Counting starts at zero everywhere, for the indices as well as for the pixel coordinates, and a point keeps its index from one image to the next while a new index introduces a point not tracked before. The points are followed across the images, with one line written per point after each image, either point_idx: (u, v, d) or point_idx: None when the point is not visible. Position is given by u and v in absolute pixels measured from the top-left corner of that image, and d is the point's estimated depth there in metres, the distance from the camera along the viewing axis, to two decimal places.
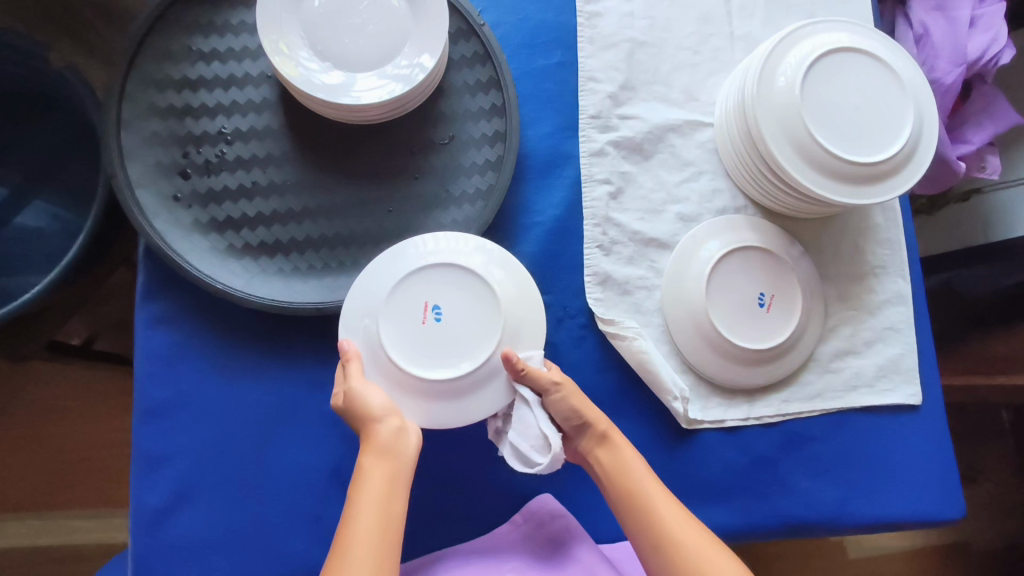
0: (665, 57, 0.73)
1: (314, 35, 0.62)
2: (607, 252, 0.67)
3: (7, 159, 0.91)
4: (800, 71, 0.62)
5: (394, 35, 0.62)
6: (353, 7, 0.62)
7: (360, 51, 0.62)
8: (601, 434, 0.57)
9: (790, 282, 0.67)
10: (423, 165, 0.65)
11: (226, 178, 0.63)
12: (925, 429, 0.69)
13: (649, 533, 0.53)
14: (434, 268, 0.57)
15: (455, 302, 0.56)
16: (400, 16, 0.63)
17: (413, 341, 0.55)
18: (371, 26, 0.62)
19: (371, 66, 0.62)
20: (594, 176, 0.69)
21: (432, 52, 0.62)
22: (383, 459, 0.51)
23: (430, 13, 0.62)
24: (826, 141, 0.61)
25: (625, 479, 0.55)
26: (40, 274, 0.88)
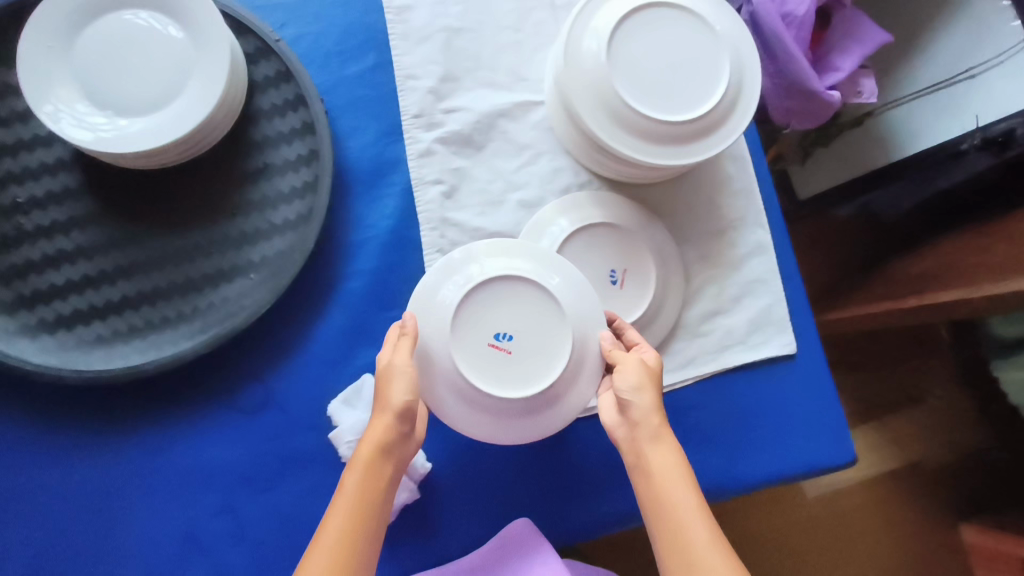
0: (486, 40, 0.69)
1: (86, 80, 0.58)
2: (448, 255, 0.65)
3: None
4: (606, 32, 0.59)
5: (176, 70, 0.59)
6: (127, 47, 0.59)
7: (140, 90, 0.58)
8: (639, 439, 0.53)
9: (641, 255, 0.65)
10: (236, 200, 0.62)
11: (27, 250, 0.59)
12: (802, 376, 0.68)
13: (666, 529, 0.50)
14: (468, 302, 0.56)
15: (510, 320, 0.56)
16: (180, 49, 0.59)
17: (515, 373, 0.56)
18: (150, 63, 0.59)
19: (156, 103, 0.59)
20: (425, 178, 0.66)
21: (218, 82, 0.59)
22: (382, 457, 0.51)
23: (208, 39, 0.59)
24: (640, 103, 0.58)
25: (664, 485, 0.51)
26: None
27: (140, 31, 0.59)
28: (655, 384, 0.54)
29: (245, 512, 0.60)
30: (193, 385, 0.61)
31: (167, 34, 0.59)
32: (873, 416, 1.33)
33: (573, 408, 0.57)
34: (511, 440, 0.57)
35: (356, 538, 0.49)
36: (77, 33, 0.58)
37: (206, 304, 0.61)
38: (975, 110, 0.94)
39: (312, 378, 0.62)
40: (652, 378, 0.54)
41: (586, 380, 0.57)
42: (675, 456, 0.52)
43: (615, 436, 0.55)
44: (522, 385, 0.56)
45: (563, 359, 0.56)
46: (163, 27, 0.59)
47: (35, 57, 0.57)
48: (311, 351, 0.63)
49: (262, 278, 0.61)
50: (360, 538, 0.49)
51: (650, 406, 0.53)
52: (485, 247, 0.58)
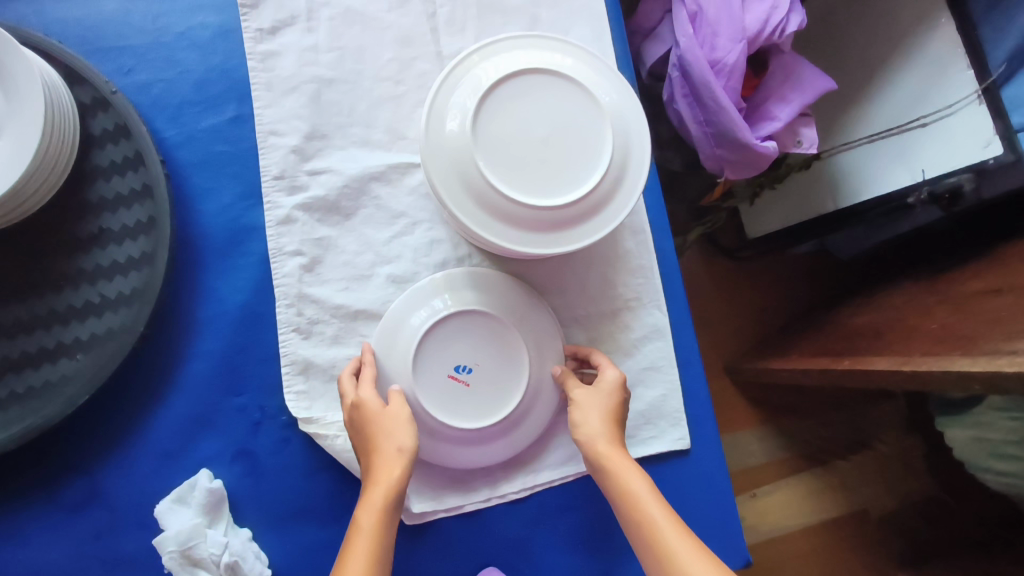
0: (361, 93, 0.63)
1: None
2: (306, 335, 0.58)
3: None
4: (472, 105, 0.53)
5: None
6: None
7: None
8: (599, 464, 0.53)
9: (515, 343, 0.58)
10: (59, 271, 0.55)
11: None
12: (697, 475, 0.62)
13: (650, 552, 0.48)
14: (427, 336, 0.56)
15: (470, 352, 0.57)
16: None
17: (473, 406, 0.56)
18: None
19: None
20: (284, 249, 0.59)
21: (28, 141, 0.51)
22: (394, 502, 0.50)
23: (22, 93, 0.52)
24: (509, 185, 0.52)
25: (632, 507, 0.50)
26: None
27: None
28: (615, 417, 0.55)
29: None
30: (5, 481, 0.53)
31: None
32: (813, 461, 1.22)
33: (534, 431, 0.59)
34: (476, 464, 0.58)
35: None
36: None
37: (16, 392, 0.53)
38: (920, 163, 0.85)
39: (143, 473, 0.55)
40: (613, 410, 0.56)
41: (548, 407, 0.59)
42: (637, 474, 0.52)
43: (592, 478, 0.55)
44: (482, 416, 0.56)
45: (522, 387, 0.57)
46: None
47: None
48: (141, 445, 0.55)
49: (86, 362, 0.54)
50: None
51: (601, 432, 0.54)
52: (445, 282, 0.59)
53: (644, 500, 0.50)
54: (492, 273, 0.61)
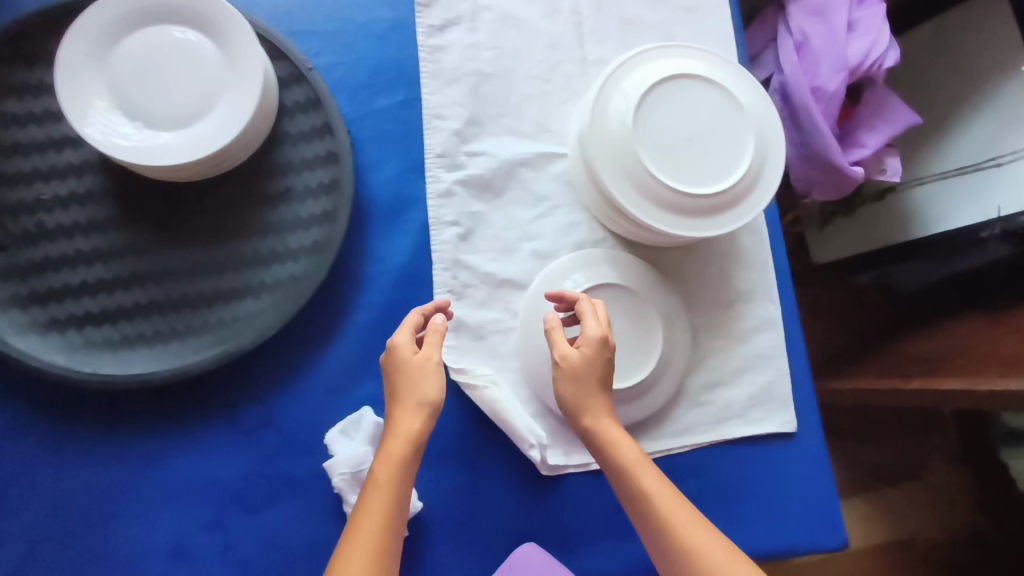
0: (515, 88, 0.70)
1: (119, 92, 0.58)
2: (459, 297, 0.65)
3: None
4: (636, 100, 0.59)
5: (209, 86, 0.59)
6: (162, 62, 0.59)
7: (172, 105, 0.59)
8: (593, 436, 0.55)
9: (649, 318, 0.64)
10: (256, 219, 0.62)
11: (46, 248, 0.60)
12: (799, 457, 0.67)
13: (658, 530, 0.50)
14: None
15: (610, 321, 0.63)
16: (215, 67, 0.60)
17: (611, 368, 0.63)
18: (186, 79, 0.59)
19: (184, 120, 0.59)
20: (442, 219, 0.66)
21: (246, 106, 0.59)
22: (414, 452, 0.50)
23: (243, 65, 0.60)
24: (664, 173, 0.59)
25: (627, 477, 0.52)
26: None
27: (181, 48, 0.60)
28: (600, 380, 0.56)
29: (234, 530, 0.59)
30: (196, 402, 0.60)
31: (205, 54, 0.60)
32: (864, 486, 1.24)
33: (658, 401, 0.65)
34: None
35: (389, 529, 0.47)
36: (117, 41, 0.59)
37: (214, 322, 0.60)
38: (995, 202, 0.89)
39: (312, 405, 0.61)
40: (597, 373, 0.56)
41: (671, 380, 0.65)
42: (633, 446, 0.54)
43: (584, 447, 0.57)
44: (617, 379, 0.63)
45: (654, 357, 0.63)
46: (204, 47, 0.60)
47: (69, 60, 0.58)
48: (311, 379, 0.62)
49: (276, 300, 0.61)
50: (393, 529, 0.47)
51: (597, 404, 0.55)
52: (585, 258, 0.66)
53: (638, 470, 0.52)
54: (627, 256, 0.67)
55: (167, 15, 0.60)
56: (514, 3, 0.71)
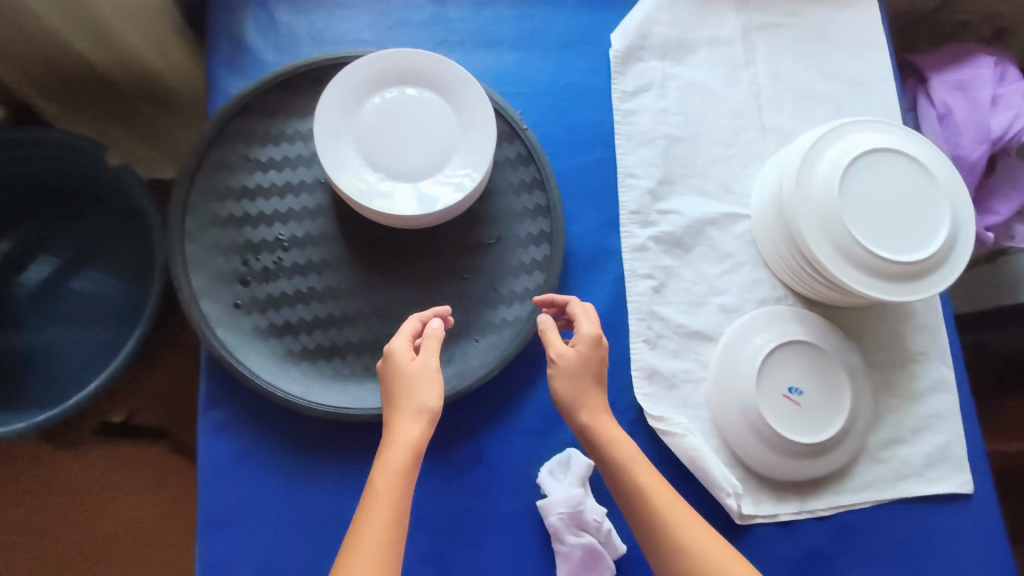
0: (701, 151, 0.74)
1: (367, 146, 0.64)
2: (653, 346, 0.69)
3: (54, 239, 0.90)
4: (840, 173, 0.64)
5: (445, 143, 0.65)
6: (403, 120, 0.65)
7: (412, 160, 0.64)
8: (589, 433, 0.56)
9: (836, 375, 0.67)
10: (472, 265, 0.67)
11: (284, 284, 0.65)
12: (975, 518, 0.69)
13: (656, 532, 0.52)
14: (768, 359, 0.66)
15: (801, 377, 0.66)
16: (451, 125, 0.65)
17: (803, 422, 0.66)
18: (423, 137, 0.64)
19: (422, 174, 0.64)
20: (638, 271, 0.70)
21: (480, 164, 0.63)
22: (414, 460, 0.50)
23: (477, 126, 0.65)
24: (868, 241, 0.63)
25: (619, 474, 0.55)
26: (86, 357, 0.85)
27: (420, 108, 0.65)
28: (593, 377, 0.57)
29: (451, 563, 0.61)
30: None
31: (441, 113, 0.65)
32: None
33: (843, 457, 0.67)
34: (795, 478, 0.66)
35: (396, 533, 0.47)
36: (364, 100, 0.65)
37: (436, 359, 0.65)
38: None
39: (521, 443, 0.65)
40: (591, 371, 0.57)
41: (856, 436, 0.68)
42: (630, 444, 0.56)
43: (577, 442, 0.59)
44: (809, 433, 0.66)
45: (844, 413, 0.66)
46: (439, 108, 0.65)
47: (325, 116, 0.63)
48: (521, 416, 0.65)
49: (495, 341, 0.65)
50: (399, 532, 0.48)
51: (588, 401, 0.57)
52: (772, 315, 0.69)
53: (633, 467, 0.54)
54: (810, 314, 0.71)
55: (408, 78, 0.66)
56: (699, 73, 0.77)
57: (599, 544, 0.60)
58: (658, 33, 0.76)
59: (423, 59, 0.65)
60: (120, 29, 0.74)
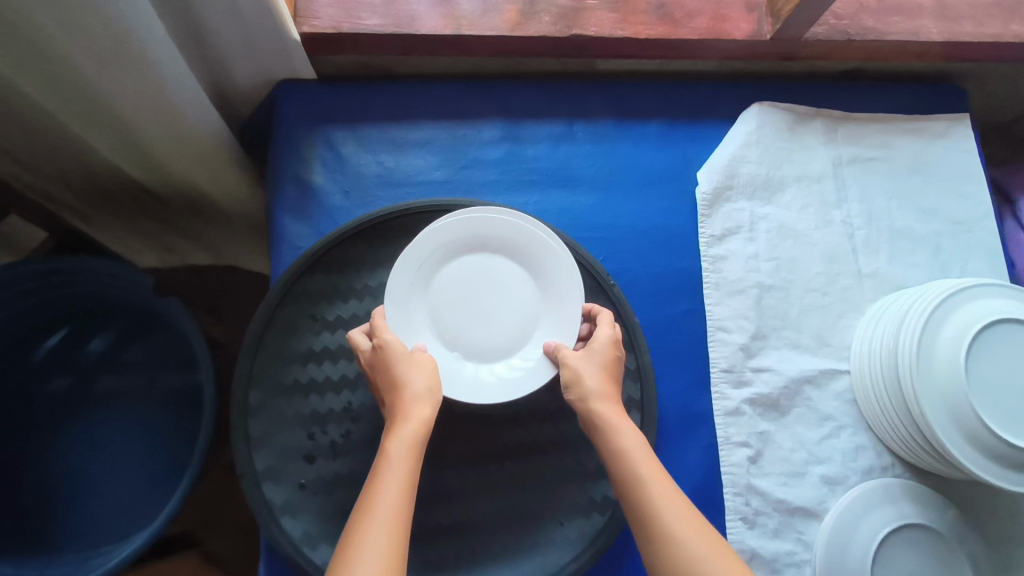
0: (793, 300, 0.69)
1: (443, 324, 0.59)
2: (751, 525, 0.63)
3: (108, 320, 0.85)
4: (964, 349, 0.59)
5: (525, 319, 0.60)
6: (479, 293, 0.60)
7: (490, 338, 0.60)
8: (594, 420, 0.51)
9: (957, 561, 0.61)
10: (555, 435, 0.62)
11: (352, 460, 0.59)
12: None
13: (654, 530, 0.45)
14: (882, 545, 0.60)
15: (920, 567, 0.60)
16: (530, 298, 0.61)
17: None
18: (500, 313, 0.60)
19: (501, 351, 0.60)
20: (731, 438, 0.64)
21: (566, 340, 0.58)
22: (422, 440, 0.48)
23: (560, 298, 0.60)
24: (1002, 428, 0.57)
25: (622, 460, 0.49)
26: (119, 490, 0.78)
27: (495, 276, 0.61)
28: (609, 375, 0.54)
29: None
30: None
31: (520, 283, 0.61)
32: None
33: None
34: None
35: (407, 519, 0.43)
36: (438, 270, 0.60)
37: (517, 549, 0.59)
38: None
39: None
40: (606, 368, 0.54)
41: None
42: (635, 432, 0.50)
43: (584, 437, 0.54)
44: None
45: None
46: (517, 276, 0.61)
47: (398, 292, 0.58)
48: None
49: (583, 526, 0.59)
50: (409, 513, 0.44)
51: (597, 387, 0.53)
52: (880, 490, 0.63)
53: (634, 454, 0.49)
54: (919, 485, 0.65)
55: (483, 242, 0.61)
56: (788, 213, 0.72)
57: None
58: (746, 171, 0.72)
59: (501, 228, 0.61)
60: (176, 163, 0.71)
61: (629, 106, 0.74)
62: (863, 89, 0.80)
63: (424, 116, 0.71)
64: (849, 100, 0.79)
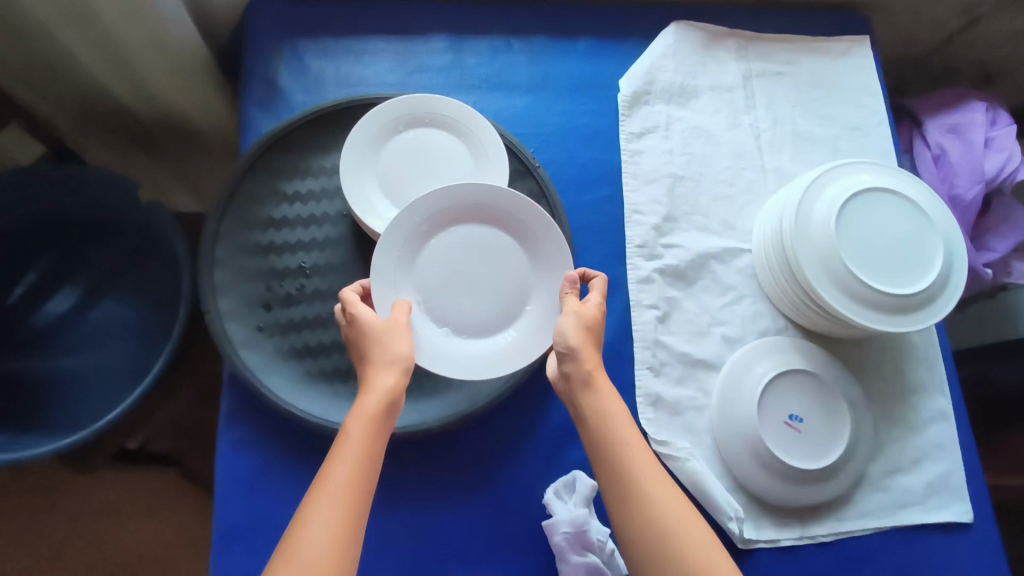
0: (703, 189, 0.79)
1: (429, 300, 0.64)
2: (657, 374, 0.72)
3: (77, 271, 0.96)
4: (834, 210, 0.68)
5: (505, 289, 0.65)
6: (461, 268, 0.65)
7: (473, 310, 0.64)
8: (582, 383, 0.58)
9: (836, 403, 0.70)
10: None
11: (304, 309, 0.69)
12: (977, 549, 0.71)
13: (623, 487, 0.54)
14: (769, 387, 0.69)
15: (802, 406, 0.69)
16: (508, 268, 0.65)
17: (803, 449, 0.68)
18: (481, 284, 0.65)
19: (494, 325, 0.65)
20: (642, 302, 0.73)
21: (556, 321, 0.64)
22: (387, 407, 0.54)
23: (550, 276, 0.65)
24: (865, 276, 0.66)
25: (602, 426, 0.56)
26: (104, 390, 0.89)
27: (486, 252, 0.65)
28: (594, 338, 0.60)
29: None
30: (423, 458, 0.67)
31: (499, 253, 0.65)
32: None
33: (843, 483, 0.70)
34: (798, 503, 0.69)
35: (365, 482, 0.50)
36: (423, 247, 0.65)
37: (447, 385, 0.68)
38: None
39: (527, 466, 0.68)
40: (592, 331, 0.60)
41: (854, 463, 0.70)
42: (618, 400, 0.57)
43: (564, 394, 0.60)
44: (808, 459, 0.68)
45: (843, 440, 0.69)
46: (505, 251, 0.65)
47: (389, 270, 0.63)
48: (520, 445, 0.69)
49: None
50: (370, 476, 0.50)
51: (584, 351, 0.59)
52: (771, 345, 0.72)
53: (616, 420, 0.56)
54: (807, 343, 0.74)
55: (470, 216, 0.65)
56: (702, 116, 0.81)
57: (602, 564, 0.62)
58: (663, 80, 0.82)
59: (434, 127, 0.72)
60: (162, 86, 0.82)
61: (561, 27, 0.84)
62: (774, 16, 0.89)
63: (379, 30, 0.81)
64: (761, 24, 0.89)
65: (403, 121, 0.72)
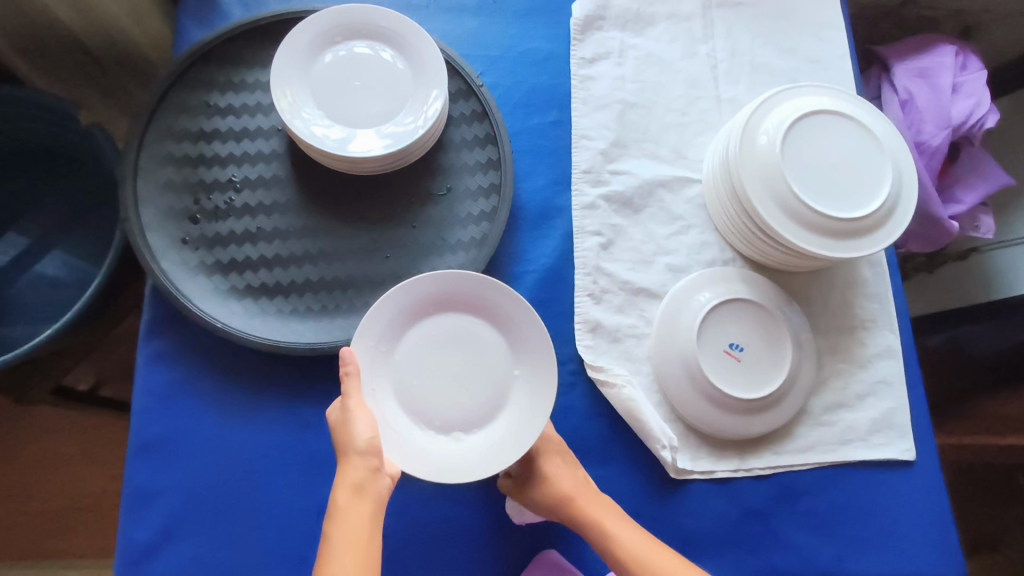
0: (655, 117, 0.76)
1: (407, 397, 0.58)
2: (597, 300, 0.69)
3: (26, 216, 0.93)
4: (781, 133, 0.66)
5: (485, 372, 0.59)
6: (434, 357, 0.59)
7: (458, 401, 0.58)
8: (580, 518, 0.58)
9: (779, 333, 0.68)
10: (420, 215, 0.69)
11: (232, 223, 0.67)
12: (922, 487, 0.69)
13: None
14: (711, 314, 0.67)
15: (743, 334, 0.67)
16: (484, 346, 0.59)
17: (742, 379, 0.66)
18: (461, 371, 0.59)
19: (497, 405, 0.58)
20: (586, 228, 0.71)
21: (546, 370, 0.57)
22: (361, 496, 0.50)
23: (520, 331, 0.59)
24: (812, 200, 0.64)
25: (611, 546, 0.57)
26: (42, 323, 0.88)
27: (457, 335, 0.60)
28: (571, 472, 0.60)
29: None
30: None
31: (471, 331, 0.60)
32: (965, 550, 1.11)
33: (783, 415, 0.67)
34: (735, 434, 0.66)
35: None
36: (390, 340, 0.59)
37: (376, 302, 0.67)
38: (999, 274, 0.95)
39: None
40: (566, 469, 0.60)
41: (795, 394, 0.68)
42: (621, 520, 0.58)
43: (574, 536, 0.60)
44: (747, 389, 0.66)
45: (785, 370, 0.66)
46: (472, 332, 0.60)
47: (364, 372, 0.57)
48: None
49: None
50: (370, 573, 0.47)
51: (573, 493, 0.59)
52: (715, 274, 0.70)
53: (622, 539, 0.57)
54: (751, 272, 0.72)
55: (423, 310, 0.60)
56: (657, 44, 0.79)
57: None
58: (618, 5, 0.79)
59: (370, 40, 0.69)
60: (103, 5, 0.79)
61: None
62: None
63: None
64: None
65: (339, 32, 0.69)
